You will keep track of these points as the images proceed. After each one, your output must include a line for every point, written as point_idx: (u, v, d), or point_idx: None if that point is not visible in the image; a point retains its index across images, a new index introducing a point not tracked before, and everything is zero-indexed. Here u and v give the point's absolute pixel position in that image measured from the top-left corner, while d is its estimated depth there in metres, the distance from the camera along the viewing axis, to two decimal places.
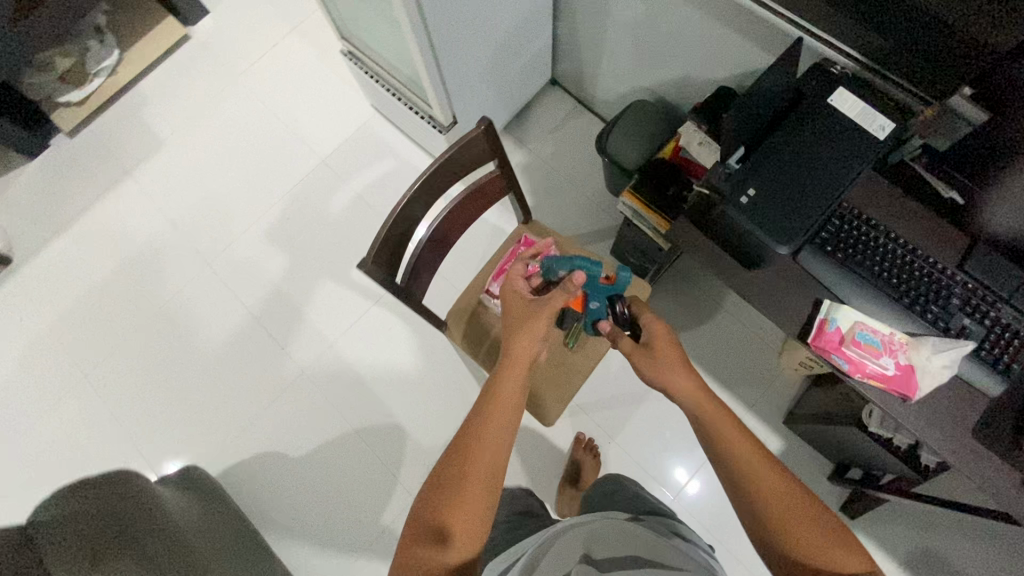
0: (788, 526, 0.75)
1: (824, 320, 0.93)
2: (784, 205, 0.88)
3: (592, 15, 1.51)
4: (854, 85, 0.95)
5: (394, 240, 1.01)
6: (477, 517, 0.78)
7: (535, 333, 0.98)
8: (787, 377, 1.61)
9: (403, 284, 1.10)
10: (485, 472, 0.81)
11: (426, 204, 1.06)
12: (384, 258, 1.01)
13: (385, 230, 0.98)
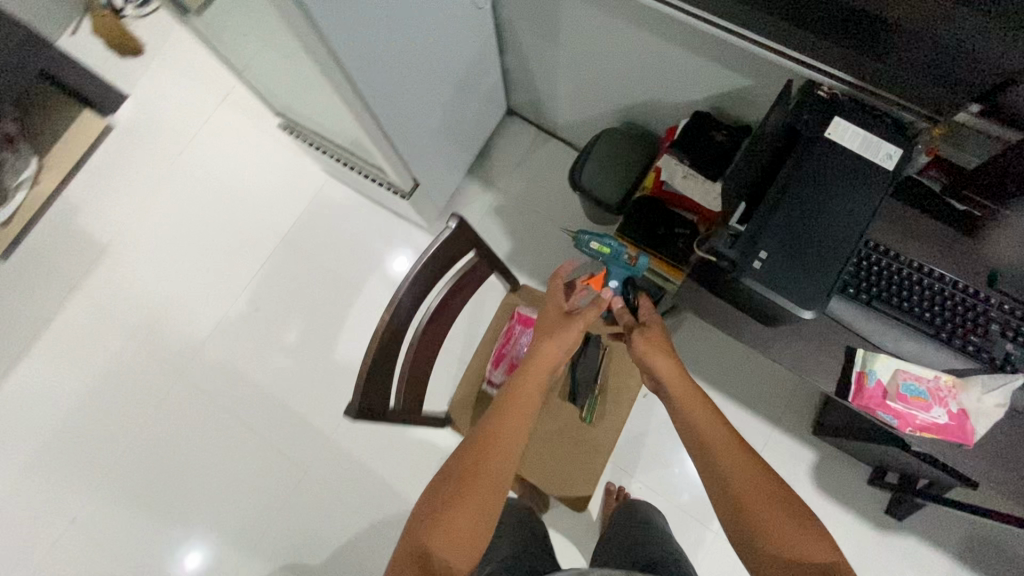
0: (756, 513, 0.75)
1: (861, 373, 0.85)
2: (803, 262, 0.80)
3: (543, 49, 1.40)
4: (848, 110, 0.86)
5: (379, 368, 0.90)
6: (471, 531, 0.77)
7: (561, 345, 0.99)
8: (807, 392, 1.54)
9: (398, 404, 0.99)
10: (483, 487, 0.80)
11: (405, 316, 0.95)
12: (372, 390, 0.90)
13: (368, 363, 0.87)
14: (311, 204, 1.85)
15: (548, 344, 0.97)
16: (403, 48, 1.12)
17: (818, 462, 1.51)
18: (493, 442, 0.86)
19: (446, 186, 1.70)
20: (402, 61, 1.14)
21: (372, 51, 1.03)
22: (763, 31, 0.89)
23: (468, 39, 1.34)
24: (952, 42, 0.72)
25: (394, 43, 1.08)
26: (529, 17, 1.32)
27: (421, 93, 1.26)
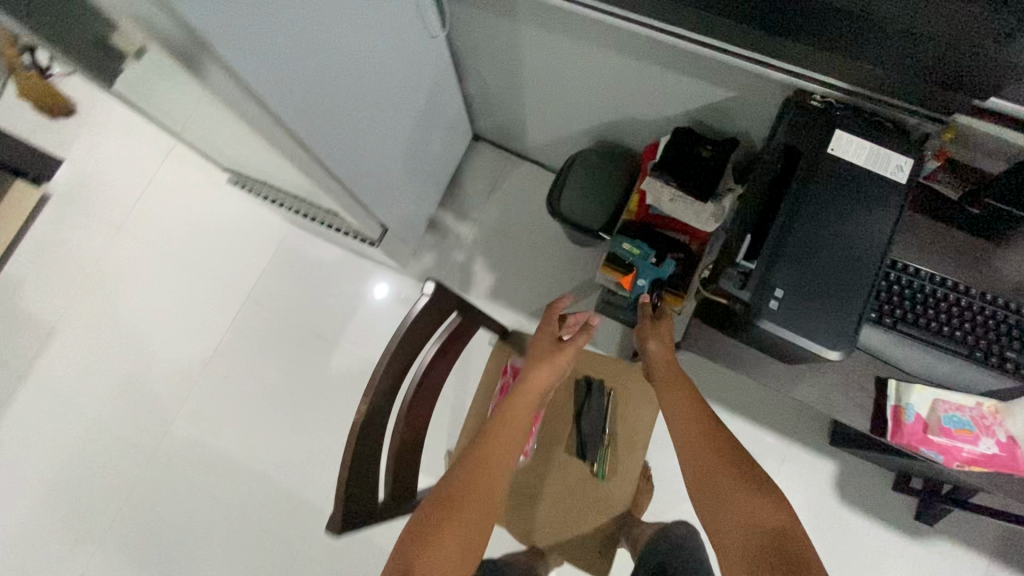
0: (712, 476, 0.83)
1: (898, 408, 0.78)
2: (824, 295, 0.71)
3: (506, 74, 1.31)
4: (849, 121, 0.78)
5: (362, 463, 0.79)
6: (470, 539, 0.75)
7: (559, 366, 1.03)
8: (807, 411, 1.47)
9: (390, 493, 0.88)
10: (484, 494, 0.80)
11: (387, 397, 0.84)
12: (358, 488, 0.79)
13: (349, 460, 0.76)
14: (274, 258, 1.73)
15: (546, 365, 1.01)
16: (354, 93, 1.01)
17: (840, 474, 1.44)
18: (493, 452, 0.87)
19: (417, 225, 1.59)
20: (355, 108, 1.03)
21: (318, 102, 0.92)
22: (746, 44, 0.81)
23: (425, 72, 1.24)
24: None
25: (344, 89, 0.97)
26: (488, 43, 1.22)
27: (380, 136, 1.16)
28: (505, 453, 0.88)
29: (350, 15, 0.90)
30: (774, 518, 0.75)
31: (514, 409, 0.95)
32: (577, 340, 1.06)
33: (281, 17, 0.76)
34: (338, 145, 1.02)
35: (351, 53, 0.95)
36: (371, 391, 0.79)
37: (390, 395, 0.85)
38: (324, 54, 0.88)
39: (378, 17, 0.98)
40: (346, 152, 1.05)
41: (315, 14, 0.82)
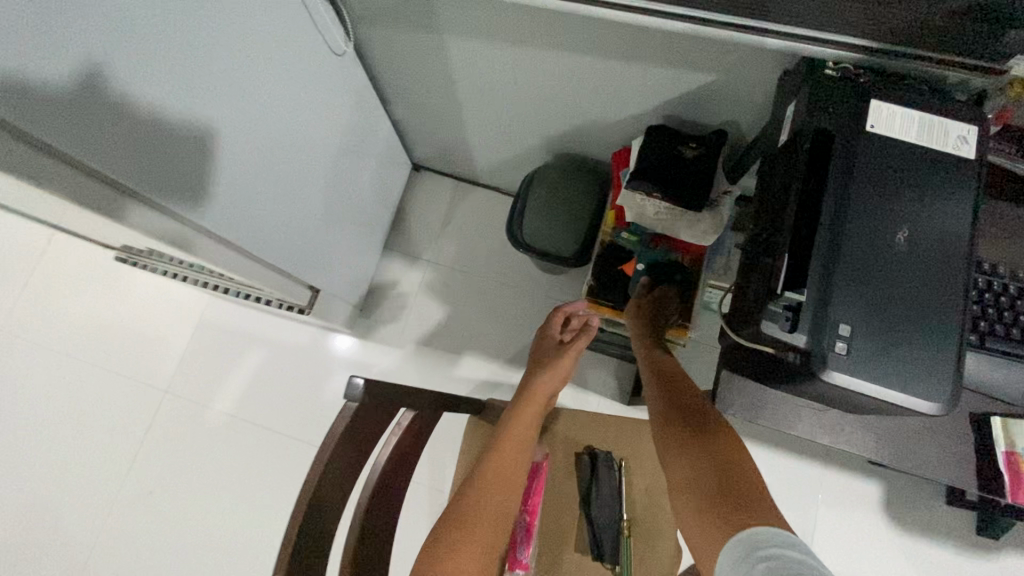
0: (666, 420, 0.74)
1: (1013, 454, 0.62)
2: (904, 322, 0.52)
3: (440, 90, 1.09)
4: (883, 86, 0.60)
5: None
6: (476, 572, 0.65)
7: (558, 375, 0.96)
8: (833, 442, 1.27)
9: None
10: (491, 517, 0.72)
11: (320, 549, 0.59)
12: None
13: None
14: (195, 339, 1.45)
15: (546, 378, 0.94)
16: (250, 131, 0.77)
17: (887, 496, 1.24)
18: (496, 475, 0.77)
19: (358, 277, 1.35)
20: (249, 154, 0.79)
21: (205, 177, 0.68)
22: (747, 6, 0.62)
23: (342, 98, 1.01)
24: None
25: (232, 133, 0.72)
26: (409, 56, 1.00)
27: (295, 185, 0.91)
28: (508, 474, 0.79)
29: (230, 36, 0.66)
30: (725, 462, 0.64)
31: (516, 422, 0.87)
32: (575, 346, 0.98)
33: (109, 45, 0.51)
34: (236, 208, 0.77)
35: (238, 85, 0.70)
36: (293, 552, 0.54)
37: (325, 541, 0.60)
38: (198, 92, 0.63)
39: (272, 35, 0.74)
40: (248, 213, 0.80)
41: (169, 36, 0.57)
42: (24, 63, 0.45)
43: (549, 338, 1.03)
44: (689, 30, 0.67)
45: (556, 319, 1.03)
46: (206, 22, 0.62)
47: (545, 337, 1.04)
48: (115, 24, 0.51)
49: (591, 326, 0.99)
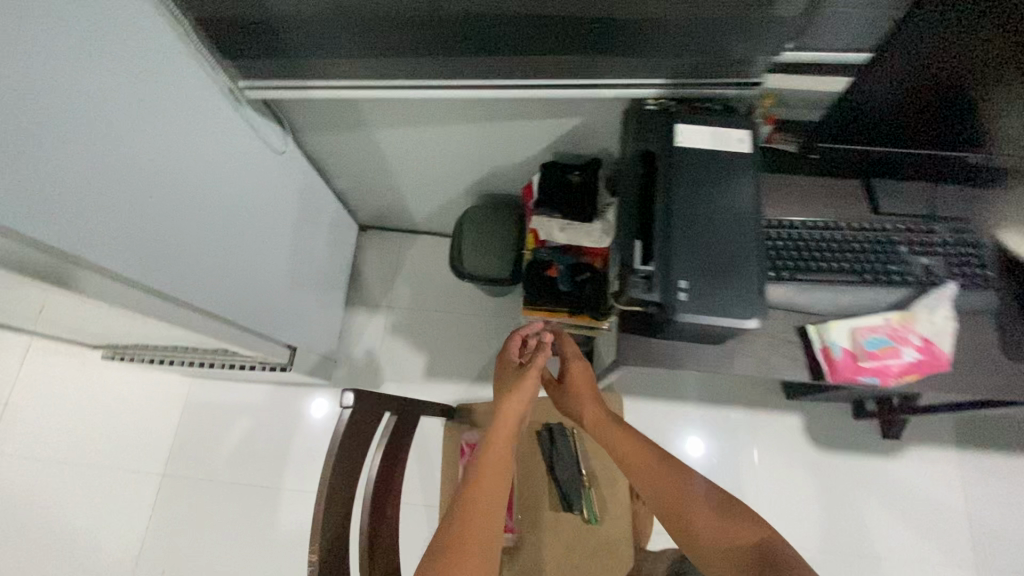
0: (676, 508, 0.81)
1: (825, 349, 0.81)
2: (720, 271, 0.75)
3: (370, 162, 1.30)
4: (683, 114, 0.86)
5: None
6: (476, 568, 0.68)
7: (526, 394, 0.97)
8: (755, 387, 1.51)
9: None
10: (478, 534, 0.73)
11: (342, 527, 0.75)
12: None
13: None
14: (184, 421, 1.55)
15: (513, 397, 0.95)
16: (213, 222, 0.94)
17: (807, 423, 1.48)
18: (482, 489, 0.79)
19: (326, 333, 1.51)
20: (221, 240, 0.97)
21: (174, 258, 0.85)
22: (578, 73, 0.88)
23: (290, 183, 1.20)
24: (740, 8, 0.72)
25: (202, 227, 0.90)
26: (340, 140, 1.21)
27: (255, 258, 1.09)
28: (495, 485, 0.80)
29: (187, 151, 0.85)
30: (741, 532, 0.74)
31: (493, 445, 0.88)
32: (534, 363, 1.01)
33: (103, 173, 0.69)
34: (208, 286, 0.94)
35: (199, 189, 0.89)
36: (318, 533, 0.69)
37: (345, 525, 0.76)
38: (166, 198, 0.81)
39: (223, 144, 0.94)
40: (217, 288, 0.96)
41: (142, 164, 0.76)
42: (46, 196, 0.62)
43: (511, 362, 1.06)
44: (546, 93, 0.91)
45: (514, 344, 1.07)
46: (168, 146, 0.81)
47: (507, 364, 1.06)
48: (108, 163, 0.69)
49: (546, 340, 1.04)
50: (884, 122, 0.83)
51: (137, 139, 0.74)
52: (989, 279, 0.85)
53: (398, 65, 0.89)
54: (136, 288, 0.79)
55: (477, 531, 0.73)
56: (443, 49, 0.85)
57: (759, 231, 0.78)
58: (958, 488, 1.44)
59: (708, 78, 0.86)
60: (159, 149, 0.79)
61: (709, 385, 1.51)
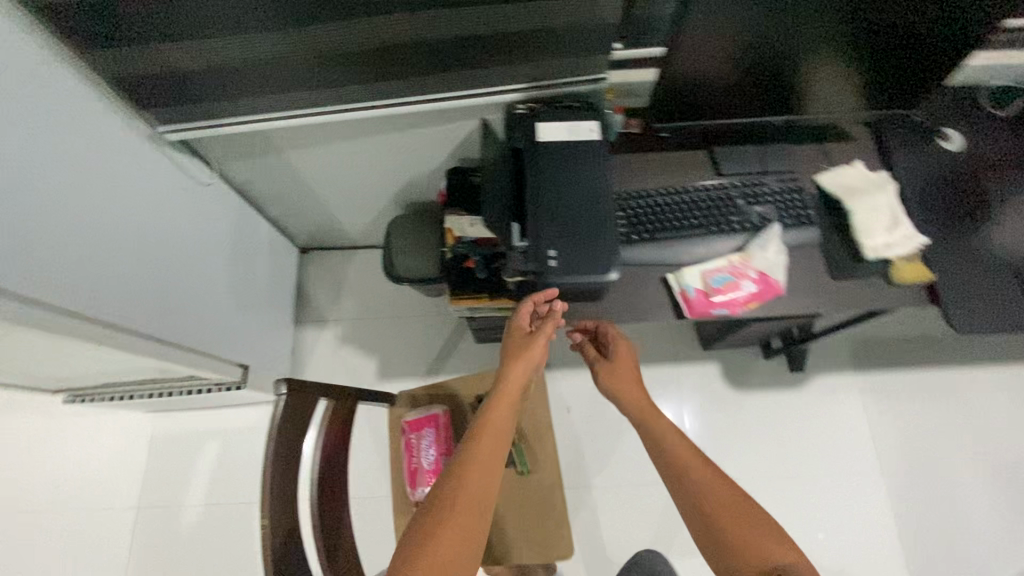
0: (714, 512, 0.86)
1: (682, 291, 0.98)
2: (580, 240, 0.92)
3: (295, 186, 1.43)
4: (544, 112, 1.03)
5: (286, 562, 0.81)
6: (465, 541, 0.75)
7: (531, 362, 0.95)
8: (674, 343, 1.68)
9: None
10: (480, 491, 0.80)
11: (290, 494, 0.87)
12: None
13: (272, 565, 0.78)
14: (154, 453, 1.63)
15: (521, 363, 0.94)
16: (138, 253, 1.05)
17: (723, 368, 1.66)
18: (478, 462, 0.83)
19: (277, 350, 1.61)
20: (146, 268, 1.07)
21: (99, 286, 0.95)
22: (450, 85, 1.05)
23: (218, 214, 1.32)
24: (560, 25, 0.92)
25: (122, 258, 1.01)
26: (261, 169, 1.34)
27: (184, 283, 1.20)
28: (491, 456, 0.84)
29: (98, 191, 0.96)
30: (719, 495, 0.88)
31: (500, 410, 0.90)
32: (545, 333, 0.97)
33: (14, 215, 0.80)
34: (135, 314, 1.04)
35: (116, 223, 1.00)
36: (265, 499, 0.81)
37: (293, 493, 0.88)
38: (80, 232, 0.92)
39: (135, 182, 1.05)
40: (145, 312, 1.07)
41: (50, 206, 0.86)
42: None
43: (521, 324, 0.99)
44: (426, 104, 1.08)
45: (526, 308, 0.99)
46: (76, 188, 0.92)
47: (517, 326, 0.99)
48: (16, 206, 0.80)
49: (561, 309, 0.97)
50: (692, 98, 1.02)
51: (51, 187, 0.87)
52: (810, 217, 1.03)
53: (288, 96, 1.04)
54: (72, 318, 0.91)
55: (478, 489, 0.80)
56: (325, 80, 1.01)
57: (611, 202, 0.95)
58: (861, 406, 1.63)
59: (559, 80, 1.04)
60: (76, 194, 0.91)
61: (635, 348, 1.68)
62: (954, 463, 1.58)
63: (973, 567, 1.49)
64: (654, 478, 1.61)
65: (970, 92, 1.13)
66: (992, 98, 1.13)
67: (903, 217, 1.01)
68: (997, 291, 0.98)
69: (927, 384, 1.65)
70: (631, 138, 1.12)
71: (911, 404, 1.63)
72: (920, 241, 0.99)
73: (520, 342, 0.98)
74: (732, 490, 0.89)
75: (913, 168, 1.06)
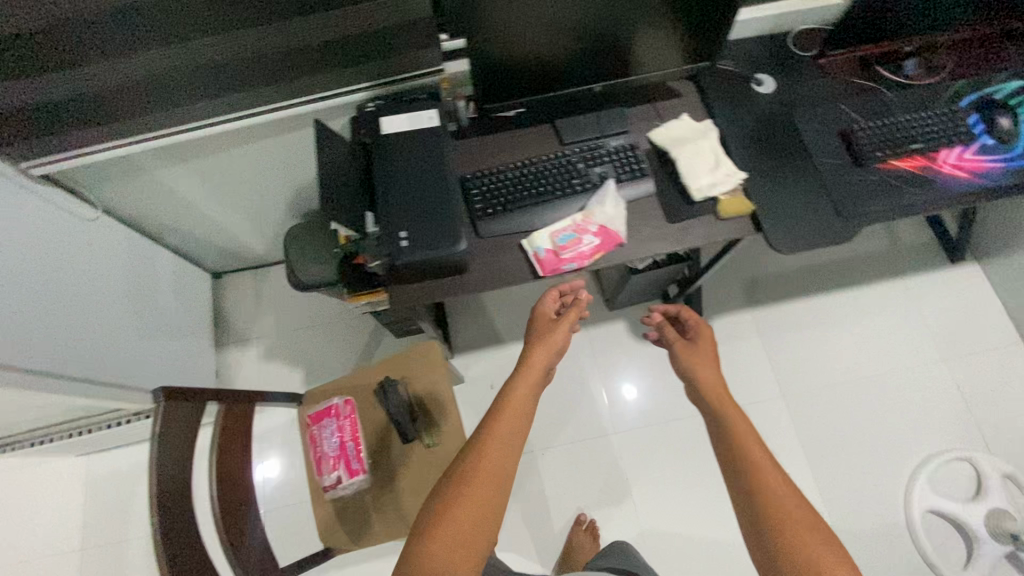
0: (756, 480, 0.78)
1: (534, 253, 1.09)
2: (428, 219, 1.00)
3: (185, 210, 1.49)
4: (388, 108, 1.11)
5: (179, 546, 0.87)
6: (480, 514, 0.75)
7: (554, 345, 1.07)
8: None
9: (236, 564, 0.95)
10: (502, 457, 0.82)
11: (183, 487, 0.93)
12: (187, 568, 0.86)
13: (164, 549, 0.84)
14: (89, 493, 1.65)
15: (545, 344, 1.06)
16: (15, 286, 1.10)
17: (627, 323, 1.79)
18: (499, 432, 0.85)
19: (199, 372, 1.66)
20: (27, 300, 1.12)
21: None
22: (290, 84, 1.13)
23: (107, 245, 1.37)
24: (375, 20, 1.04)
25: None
26: (144, 196, 1.39)
27: (78, 312, 1.25)
28: (514, 426, 0.87)
29: None
30: (770, 481, 0.77)
31: (519, 384, 0.95)
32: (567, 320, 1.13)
33: None
34: (25, 345, 1.09)
35: None
36: (153, 490, 0.87)
37: (186, 486, 0.94)
38: None
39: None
40: (33, 344, 1.11)
41: None
42: None
43: (547, 311, 1.17)
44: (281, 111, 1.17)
45: (550, 298, 1.18)
46: None
47: (542, 312, 1.16)
48: None
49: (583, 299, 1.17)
50: (511, 75, 1.10)
51: None
52: (643, 170, 1.14)
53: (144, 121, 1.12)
54: None
55: (499, 455, 0.82)
56: (169, 91, 1.09)
57: (454, 182, 1.04)
58: (756, 337, 1.76)
59: (397, 74, 1.13)
60: None
61: None
62: (847, 375, 1.72)
63: (873, 466, 1.62)
64: (579, 436, 1.70)
65: (783, 38, 1.25)
66: (803, 40, 1.24)
67: (724, 157, 1.12)
68: (814, 215, 1.10)
69: (815, 308, 1.79)
70: (479, 123, 1.22)
71: (802, 330, 1.77)
72: (740, 178, 1.10)
73: (543, 328, 1.13)
74: (783, 477, 0.78)
75: (734, 114, 1.18)
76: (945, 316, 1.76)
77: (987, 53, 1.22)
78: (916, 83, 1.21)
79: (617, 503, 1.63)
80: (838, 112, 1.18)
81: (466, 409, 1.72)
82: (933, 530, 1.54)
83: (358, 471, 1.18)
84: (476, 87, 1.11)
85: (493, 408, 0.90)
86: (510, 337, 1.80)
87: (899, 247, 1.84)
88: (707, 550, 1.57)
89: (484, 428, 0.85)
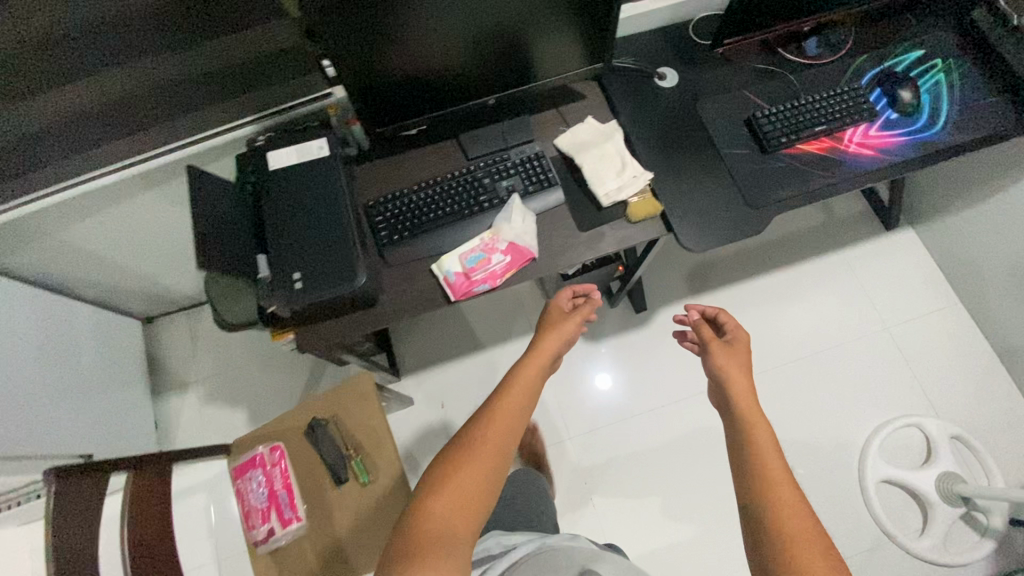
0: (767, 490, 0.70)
1: (444, 277, 1.05)
2: (323, 257, 0.96)
3: (97, 261, 1.42)
4: (276, 141, 1.05)
5: None
6: (477, 484, 0.73)
7: (563, 337, 1.02)
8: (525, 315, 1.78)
9: None
10: (501, 436, 0.79)
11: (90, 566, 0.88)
12: None
13: None
14: None
15: (553, 335, 1.01)
16: None
17: None
18: (501, 415, 0.82)
19: (135, 426, 1.60)
20: None
21: None
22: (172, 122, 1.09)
23: (14, 308, 1.31)
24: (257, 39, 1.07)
25: None
26: (47, 253, 1.32)
27: None
28: (516, 408, 0.84)
29: None
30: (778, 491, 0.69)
31: (524, 369, 0.92)
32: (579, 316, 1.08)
33: None
34: None
35: None
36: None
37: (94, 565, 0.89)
38: None
39: None
40: None
41: None
42: None
43: (560, 308, 1.11)
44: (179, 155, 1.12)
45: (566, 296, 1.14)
46: None
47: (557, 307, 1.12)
48: None
49: (594, 292, 1.13)
50: (399, 92, 1.05)
51: None
52: (551, 178, 1.10)
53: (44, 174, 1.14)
54: None
55: (498, 436, 0.79)
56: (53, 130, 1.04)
57: (350, 214, 0.99)
58: None
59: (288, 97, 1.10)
60: None
61: (489, 329, 1.78)
62: (796, 353, 1.72)
63: (828, 440, 1.62)
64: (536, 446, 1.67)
65: (684, 27, 1.22)
66: (704, 27, 1.22)
67: (630, 159, 1.09)
68: (725, 208, 1.08)
69: (760, 289, 1.79)
70: (380, 144, 1.17)
71: (748, 313, 1.76)
72: (648, 178, 1.07)
73: (557, 321, 1.08)
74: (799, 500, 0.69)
75: (638, 112, 1.15)
76: (884, 284, 1.77)
77: (882, 24, 1.21)
78: (819, 62, 1.19)
79: (578, 510, 1.61)
80: (742, 99, 1.16)
81: (418, 431, 1.68)
82: (888, 500, 1.55)
83: (292, 517, 1.13)
84: (359, 111, 1.06)
85: (497, 391, 0.87)
86: (457, 352, 1.76)
87: (835, 219, 1.84)
88: (671, 546, 1.57)
89: (491, 407, 0.84)
